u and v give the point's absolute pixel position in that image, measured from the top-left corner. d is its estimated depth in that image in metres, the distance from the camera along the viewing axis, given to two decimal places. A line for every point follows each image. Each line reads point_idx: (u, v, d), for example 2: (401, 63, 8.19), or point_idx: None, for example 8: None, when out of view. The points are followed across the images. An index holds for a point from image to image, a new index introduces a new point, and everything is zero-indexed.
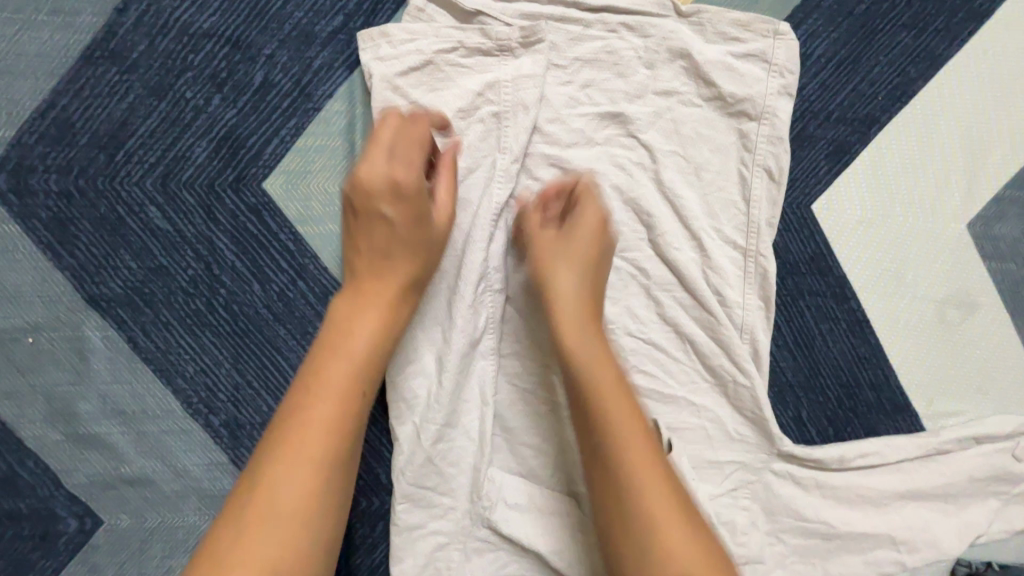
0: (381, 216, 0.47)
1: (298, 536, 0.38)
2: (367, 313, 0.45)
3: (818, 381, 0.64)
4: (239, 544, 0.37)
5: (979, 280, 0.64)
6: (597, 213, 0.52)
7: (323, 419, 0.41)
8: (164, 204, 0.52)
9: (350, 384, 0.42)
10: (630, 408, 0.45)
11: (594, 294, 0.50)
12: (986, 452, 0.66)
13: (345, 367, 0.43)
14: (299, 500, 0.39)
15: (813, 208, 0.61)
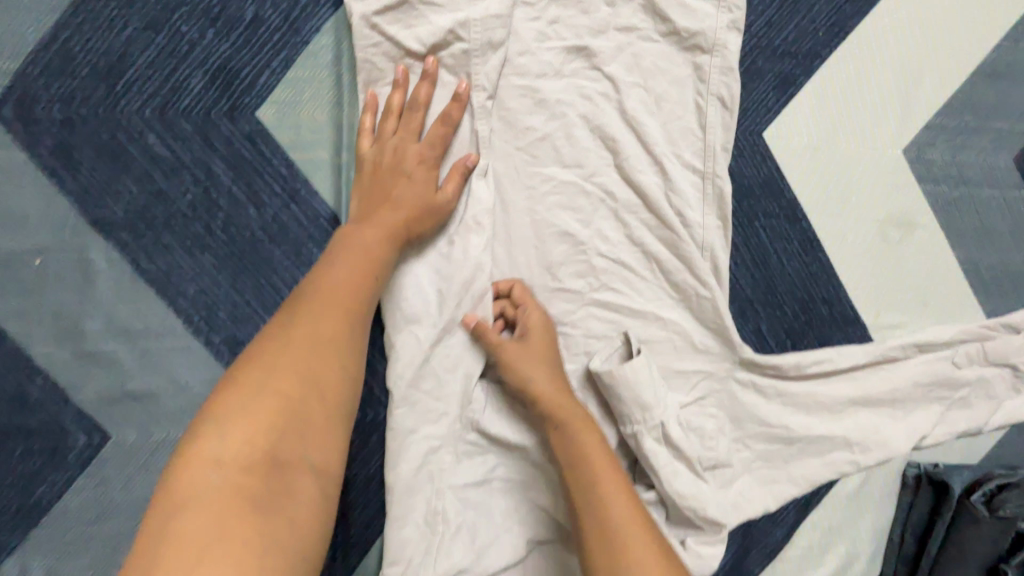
0: (405, 175, 0.57)
1: (319, 369, 0.44)
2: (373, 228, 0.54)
3: (774, 297, 0.69)
4: (267, 361, 0.43)
5: (915, 202, 0.71)
6: (540, 310, 0.62)
7: (346, 286, 0.50)
8: (162, 132, 0.55)
9: (366, 267, 0.51)
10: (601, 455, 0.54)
11: (561, 383, 0.59)
12: (929, 361, 0.72)
13: (355, 272, 0.51)
14: (324, 341, 0.46)
15: (764, 135, 0.67)
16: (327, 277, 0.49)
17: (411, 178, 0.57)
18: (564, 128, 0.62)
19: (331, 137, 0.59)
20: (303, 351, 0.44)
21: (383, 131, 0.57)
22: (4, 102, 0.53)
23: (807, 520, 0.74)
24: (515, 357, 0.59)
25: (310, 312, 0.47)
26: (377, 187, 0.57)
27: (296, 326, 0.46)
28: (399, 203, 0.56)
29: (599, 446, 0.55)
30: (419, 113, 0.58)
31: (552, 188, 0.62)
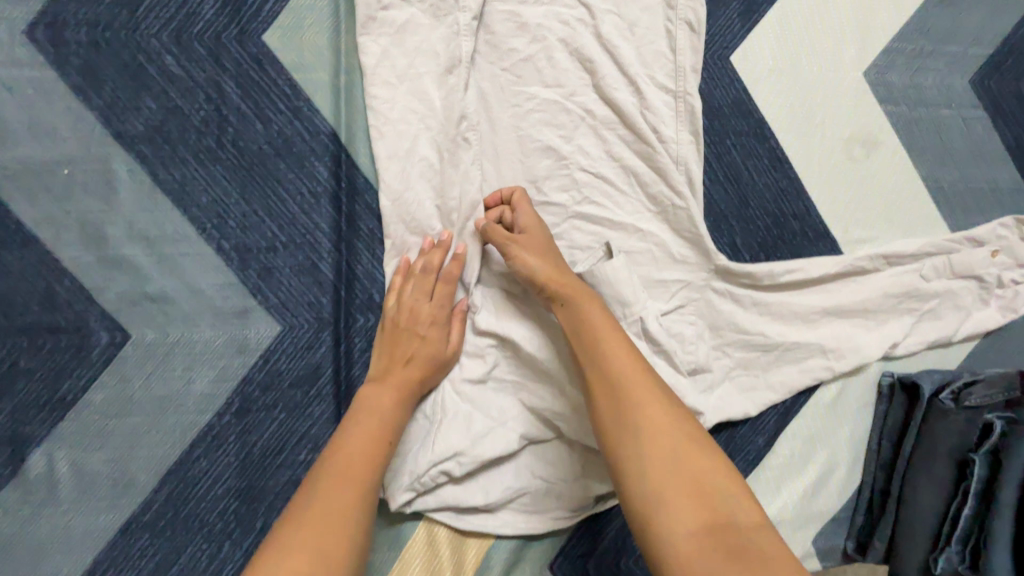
0: (420, 335, 0.64)
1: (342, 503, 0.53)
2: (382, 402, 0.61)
3: (747, 212, 0.74)
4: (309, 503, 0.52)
5: (878, 121, 0.75)
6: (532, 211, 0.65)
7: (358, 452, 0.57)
8: (177, 54, 0.61)
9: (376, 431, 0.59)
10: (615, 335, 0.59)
11: (564, 273, 0.63)
12: (899, 273, 0.76)
13: (385, 432, 0.60)
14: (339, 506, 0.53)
15: (731, 59, 0.72)
16: (345, 446, 0.57)
17: (423, 341, 0.64)
18: (545, 51, 0.67)
19: (330, 60, 0.64)
20: (361, 459, 0.57)
21: (403, 291, 0.65)
22: (37, 26, 0.59)
23: (789, 428, 0.78)
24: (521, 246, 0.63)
25: (329, 483, 0.54)
26: (396, 346, 0.64)
27: (347, 446, 0.57)
28: (413, 364, 0.63)
29: (609, 326, 0.59)
30: (435, 268, 0.65)
31: (535, 106, 0.68)
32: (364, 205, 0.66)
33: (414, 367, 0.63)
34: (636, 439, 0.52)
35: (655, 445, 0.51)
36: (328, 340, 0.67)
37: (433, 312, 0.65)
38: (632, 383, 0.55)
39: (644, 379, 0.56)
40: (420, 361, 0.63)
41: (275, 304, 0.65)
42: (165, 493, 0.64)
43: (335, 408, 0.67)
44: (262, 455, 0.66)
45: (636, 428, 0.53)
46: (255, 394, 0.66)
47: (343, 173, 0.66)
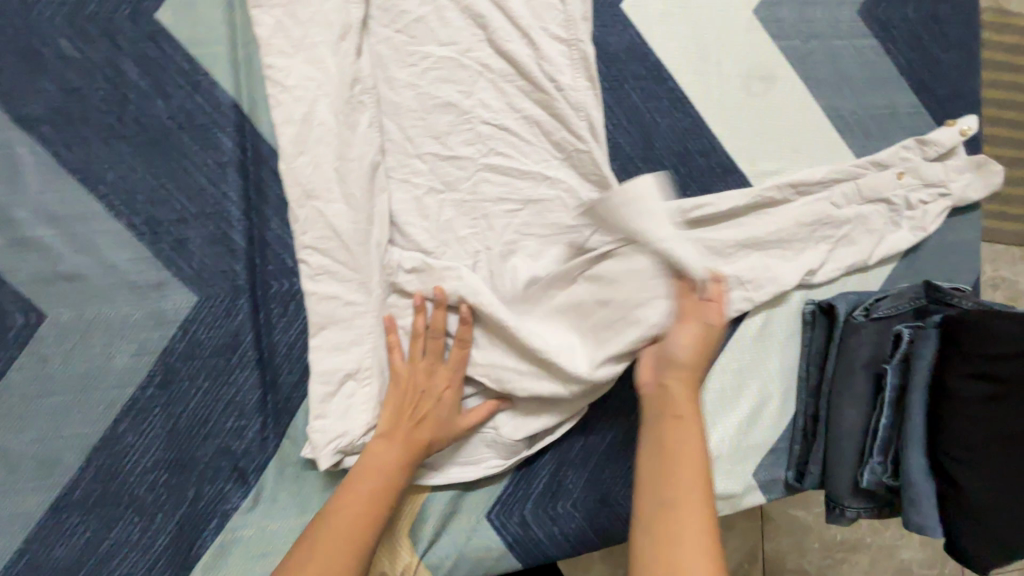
0: (434, 398, 0.65)
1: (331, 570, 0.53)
2: (388, 461, 0.62)
3: (653, 153, 0.76)
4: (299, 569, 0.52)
5: (772, 56, 0.78)
6: None
7: (356, 515, 0.57)
8: (73, 36, 0.63)
9: (379, 495, 0.59)
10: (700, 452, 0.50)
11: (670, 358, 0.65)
12: (809, 202, 0.78)
13: (387, 493, 0.60)
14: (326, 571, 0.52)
15: (622, 7, 0.74)
16: (344, 506, 0.58)
17: (439, 403, 0.65)
18: (436, 11, 0.69)
19: (225, 33, 0.66)
20: (359, 514, 0.57)
21: (414, 354, 0.67)
22: None
23: (717, 362, 0.79)
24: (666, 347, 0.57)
25: (323, 546, 0.54)
26: (410, 405, 0.65)
27: (343, 505, 0.58)
28: (425, 426, 0.65)
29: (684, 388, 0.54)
30: (439, 329, 0.67)
31: (431, 64, 0.69)
32: (270, 171, 0.68)
33: (427, 428, 0.64)
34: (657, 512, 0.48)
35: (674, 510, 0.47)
36: (246, 307, 0.68)
37: (450, 377, 0.67)
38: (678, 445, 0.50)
39: (697, 451, 0.50)
40: (431, 425, 0.65)
41: (190, 274, 0.67)
42: (93, 469, 0.65)
43: (259, 373, 0.68)
44: (188, 425, 0.67)
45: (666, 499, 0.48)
46: (177, 365, 0.67)
47: (247, 142, 0.68)
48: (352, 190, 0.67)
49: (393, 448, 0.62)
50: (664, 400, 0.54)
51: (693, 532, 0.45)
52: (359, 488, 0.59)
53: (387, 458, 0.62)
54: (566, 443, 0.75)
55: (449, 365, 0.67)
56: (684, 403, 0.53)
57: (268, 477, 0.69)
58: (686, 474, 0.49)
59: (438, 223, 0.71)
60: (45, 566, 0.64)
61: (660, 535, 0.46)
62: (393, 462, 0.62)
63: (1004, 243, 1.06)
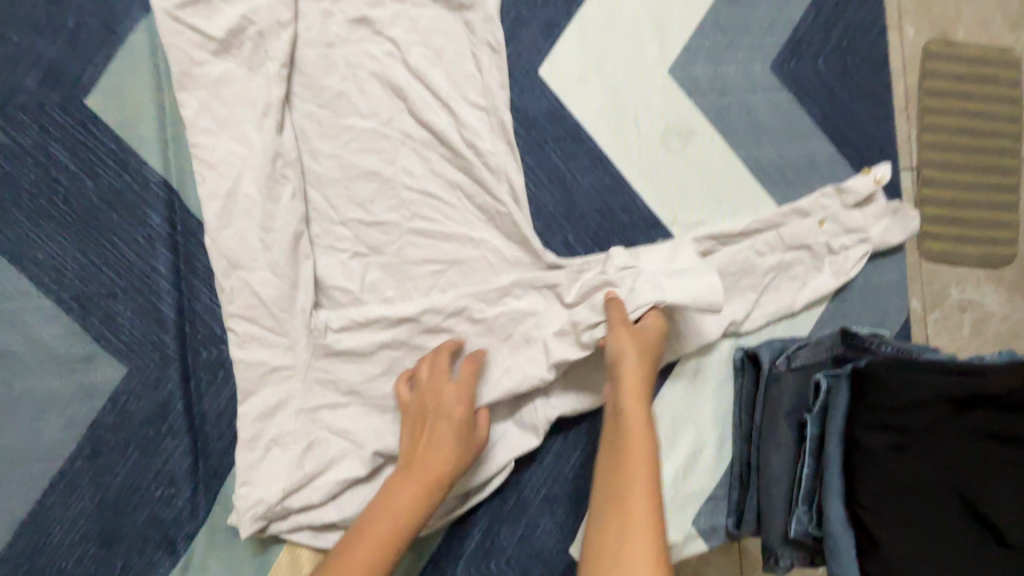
0: (444, 419, 0.67)
1: None
2: (406, 489, 0.64)
3: (576, 210, 0.78)
4: None
5: (689, 113, 0.81)
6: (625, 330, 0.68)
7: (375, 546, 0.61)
8: (5, 124, 0.66)
9: (395, 526, 0.62)
10: (642, 517, 0.57)
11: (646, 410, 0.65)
12: (731, 252, 0.80)
13: (395, 538, 0.62)
14: None
15: (540, 73, 0.78)
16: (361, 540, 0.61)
17: (450, 422, 0.67)
18: (356, 85, 0.72)
19: (153, 116, 0.70)
20: (376, 545, 0.61)
21: (422, 379, 0.69)
22: None
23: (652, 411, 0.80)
24: (620, 363, 0.67)
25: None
26: (424, 429, 0.67)
27: (370, 536, 0.61)
28: (440, 447, 0.66)
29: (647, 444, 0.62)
30: (441, 362, 0.69)
31: (353, 135, 0.72)
32: (197, 243, 0.70)
33: (439, 450, 0.66)
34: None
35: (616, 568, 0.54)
36: (175, 376, 0.69)
37: (450, 413, 0.68)
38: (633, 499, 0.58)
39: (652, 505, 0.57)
40: (445, 449, 0.66)
41: (119, 347, 0.68)
42: (21, 544, 0.66)
43: (188, 441, 0.69)
44: (117, 496, 0.68)
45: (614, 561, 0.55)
46: (106, 437, 0.68)
47: (176, 218, 0.70)
48: (276, 259, 0.69)
49: (410, 476, 0.65)
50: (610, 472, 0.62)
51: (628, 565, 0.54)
52: (371, 536, 0.61)
53: (401, 488, 0.64)
54: (500, 499, 0.75)
55: (444, 388, 0.68)
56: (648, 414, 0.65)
57: (198, 545, 0.69)
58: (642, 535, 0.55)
59: (363, 286, 0.72)
60: None
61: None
62: (410, 492, 0.64)
63: (965, 263, 0.87)
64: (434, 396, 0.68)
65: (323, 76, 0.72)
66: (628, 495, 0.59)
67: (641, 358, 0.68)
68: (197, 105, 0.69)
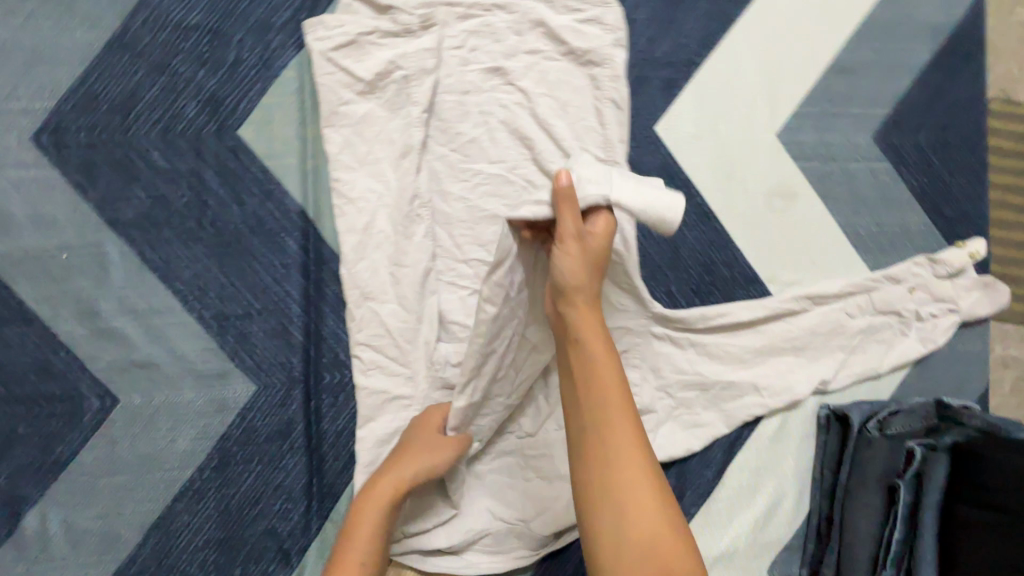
0: (413, 450, 0.67)
1: None
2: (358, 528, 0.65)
3: (681, 262, 0.82)
4: None
5: (792, 176, 0.84)
6: (576, 228, 0.58)
7: None
8: (163, 149, 0.70)
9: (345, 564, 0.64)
10: (636, 462, 0.56)
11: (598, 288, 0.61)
12: (824, 311, 0.83)
13: (378, 553, 0.66)
14: None
15: (657, 129, 0.81)
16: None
17: (427, 453, 0.67)
18: (488, 132, 0.76)
19: (296, 147, 0.73)
20: None
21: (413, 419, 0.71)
22: (42, 133, 0.68)
23: (735, 460, 0.83)
24: (567, 284, 0.59)
25: None
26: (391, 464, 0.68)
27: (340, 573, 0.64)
28: (393, 483, 0.66)
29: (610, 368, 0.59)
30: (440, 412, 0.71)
31: (481, 179, 0.76)
32: (330, 272, 0.74)
33: (388, 485, 0.66)
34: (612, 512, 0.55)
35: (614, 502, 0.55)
36: (299, 397, 0.73)
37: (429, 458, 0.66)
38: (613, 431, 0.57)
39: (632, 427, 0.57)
40: (401, 483, 0.66)
41: (251, 365, 0.72)
42: (149, 546, 0.69)
43: (307, 459, 0.73)
44: (239, 507, 0.71)
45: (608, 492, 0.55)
46: (233, 450, 0.72)
47: (310, 245, 0.73)
48: (405, 294, 0.73)
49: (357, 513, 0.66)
50: (583, 405, 0.59)
51: (622, 499, 0.55)
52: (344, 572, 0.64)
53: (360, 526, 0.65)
54: None
55: (427, 423, 0.70)
56: (595, 322, 0.60)
57: (309, 559, 0.72)
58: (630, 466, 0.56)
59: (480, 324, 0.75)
60: None
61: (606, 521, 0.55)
62: (361, 532, 0.65)
63: None
64: (416, 433, 0.69)
65: (458, 121, 0.75)
66: (610, 430, 0.57)
67: (587, 263, 0.59)
68: (341, 141, 0.72)
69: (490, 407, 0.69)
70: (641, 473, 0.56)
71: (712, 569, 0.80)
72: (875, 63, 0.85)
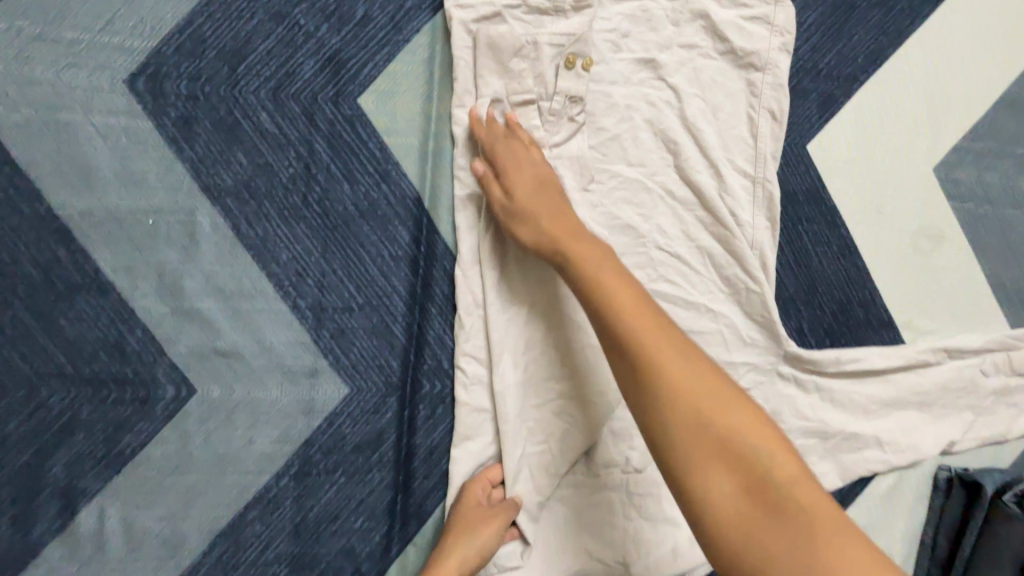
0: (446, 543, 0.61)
1: None
2: None
3: (814, 297, 0.74)
4: None
5: (946, 215, 0.76)
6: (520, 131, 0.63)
7: None
8: (273, 111, 0.61)
9: None
10: (705, 386, 0.49)
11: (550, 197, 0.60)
12: (961, 367, 0.76)
13: None
14: None
15: (808, 148, 0.73)
16: None
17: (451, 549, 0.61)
18: (631, 131, 0.68)
19: (420, 125, 0.64)
20: None
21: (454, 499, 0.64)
22: (138, 76, 0.59)
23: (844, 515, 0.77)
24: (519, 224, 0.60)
25: None
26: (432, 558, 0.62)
27: None
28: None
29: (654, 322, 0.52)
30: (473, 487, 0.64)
31: (617, 183, 0.68)
32: (441, 270, 0.65)
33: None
34: (719, 485, 0.46)
35: (721, 475, 0.46)
36: (394, 405, 0.65)
37: (475, 548, 0.61)
38: (692, 390, 0.49)
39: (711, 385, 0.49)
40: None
41: (345, 365, 0.64)
42: (214, 556, 0.62)
43: (395, 474, 0.65)
44: (317, 521, 0.64)
45: (702, 469, 0.47)
46: (316, 457, 0.64)
47: (423, 237, 0.65)
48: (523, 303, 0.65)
49: None
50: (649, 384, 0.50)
51: (725, 470, 0.46)
52: None
53: None
54: None
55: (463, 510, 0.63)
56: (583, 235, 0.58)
57: None
58: (725, 421, 0.47)
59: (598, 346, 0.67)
60: None
61: (728, 520, 0.45)
62: None
63: None
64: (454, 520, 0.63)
65: (599, 115, 0.67)
66: (693, 401, 0.48)
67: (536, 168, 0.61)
68: (471, 125, 0.64)
69: (539, 399, 0.66)
70: (709, 389, 0.48)
71: None
72: None
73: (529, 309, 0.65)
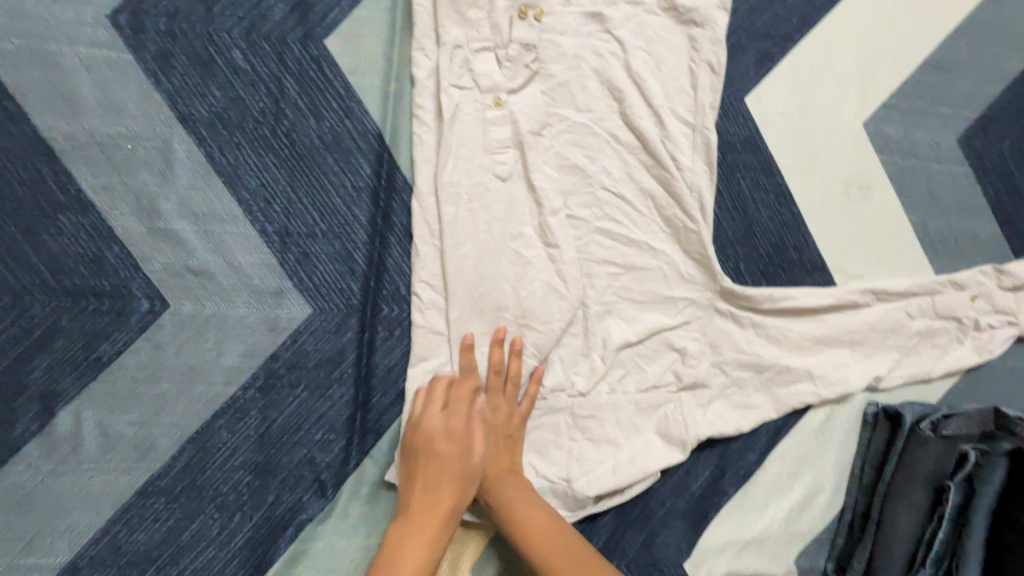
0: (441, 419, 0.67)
1: None
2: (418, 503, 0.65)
3: (752, 239, 0.80)
4: None
5: (873, 168, 0.82)
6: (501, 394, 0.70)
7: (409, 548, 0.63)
8: (245, 49, 0.67)
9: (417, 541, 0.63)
10: (554, 532, 0.65)
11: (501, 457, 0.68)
12: (888, 308, 0.82)
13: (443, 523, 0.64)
14: None
15: (746, 101, 0.79)
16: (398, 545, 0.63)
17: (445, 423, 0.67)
18: (579, 78, 0.73)
19: (382, 66, 0.70)
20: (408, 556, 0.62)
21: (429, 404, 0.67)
22: (121, 12, 0.64)
23: (779, 446, 0.82)
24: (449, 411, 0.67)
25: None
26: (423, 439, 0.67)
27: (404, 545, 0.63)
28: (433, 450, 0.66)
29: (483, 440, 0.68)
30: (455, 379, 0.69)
31: (566, 126, 0.73)
32: (400, 203, 0.71)
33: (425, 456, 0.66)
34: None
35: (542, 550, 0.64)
36: (354, 326, 0.70)
37: (445, 504, 0.65)
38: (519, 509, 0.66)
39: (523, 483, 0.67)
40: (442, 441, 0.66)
41: (309, 287, 0.69)
42: (183, 460, 0.66)
43: (355, 390, 0.70)
44: (280, 431, 0.69)
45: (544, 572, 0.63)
46: (280, 372, 0.69)
47: (384, 170, 0.70)
48: (475, 232, 0.70)
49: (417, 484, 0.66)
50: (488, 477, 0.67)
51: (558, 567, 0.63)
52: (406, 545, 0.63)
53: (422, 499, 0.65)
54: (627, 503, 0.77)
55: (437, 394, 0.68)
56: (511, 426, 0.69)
57: (344, 494, 0.69)
58: (538, 518, 0.65)
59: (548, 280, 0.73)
60: (124, 547, 0.65)
61: None
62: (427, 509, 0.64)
63: None
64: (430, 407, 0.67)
65: (551, 62, 0.73)
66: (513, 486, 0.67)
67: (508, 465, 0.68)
68: (430, 67, 0.69)
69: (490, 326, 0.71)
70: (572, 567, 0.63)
71: (743, 552, 0.79)
72: (970, 63, 0.84)
73: (483, 241, 0.70)
